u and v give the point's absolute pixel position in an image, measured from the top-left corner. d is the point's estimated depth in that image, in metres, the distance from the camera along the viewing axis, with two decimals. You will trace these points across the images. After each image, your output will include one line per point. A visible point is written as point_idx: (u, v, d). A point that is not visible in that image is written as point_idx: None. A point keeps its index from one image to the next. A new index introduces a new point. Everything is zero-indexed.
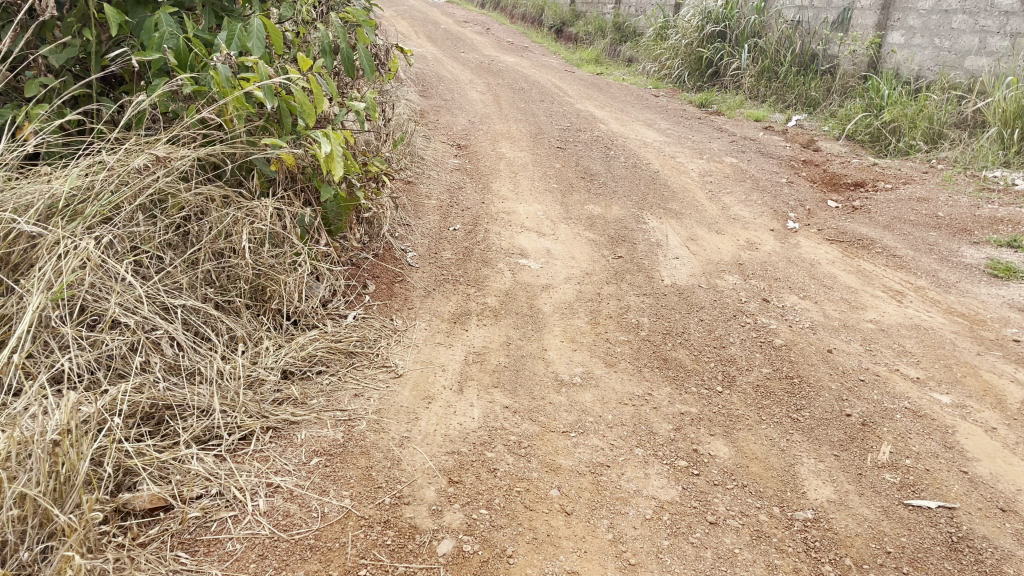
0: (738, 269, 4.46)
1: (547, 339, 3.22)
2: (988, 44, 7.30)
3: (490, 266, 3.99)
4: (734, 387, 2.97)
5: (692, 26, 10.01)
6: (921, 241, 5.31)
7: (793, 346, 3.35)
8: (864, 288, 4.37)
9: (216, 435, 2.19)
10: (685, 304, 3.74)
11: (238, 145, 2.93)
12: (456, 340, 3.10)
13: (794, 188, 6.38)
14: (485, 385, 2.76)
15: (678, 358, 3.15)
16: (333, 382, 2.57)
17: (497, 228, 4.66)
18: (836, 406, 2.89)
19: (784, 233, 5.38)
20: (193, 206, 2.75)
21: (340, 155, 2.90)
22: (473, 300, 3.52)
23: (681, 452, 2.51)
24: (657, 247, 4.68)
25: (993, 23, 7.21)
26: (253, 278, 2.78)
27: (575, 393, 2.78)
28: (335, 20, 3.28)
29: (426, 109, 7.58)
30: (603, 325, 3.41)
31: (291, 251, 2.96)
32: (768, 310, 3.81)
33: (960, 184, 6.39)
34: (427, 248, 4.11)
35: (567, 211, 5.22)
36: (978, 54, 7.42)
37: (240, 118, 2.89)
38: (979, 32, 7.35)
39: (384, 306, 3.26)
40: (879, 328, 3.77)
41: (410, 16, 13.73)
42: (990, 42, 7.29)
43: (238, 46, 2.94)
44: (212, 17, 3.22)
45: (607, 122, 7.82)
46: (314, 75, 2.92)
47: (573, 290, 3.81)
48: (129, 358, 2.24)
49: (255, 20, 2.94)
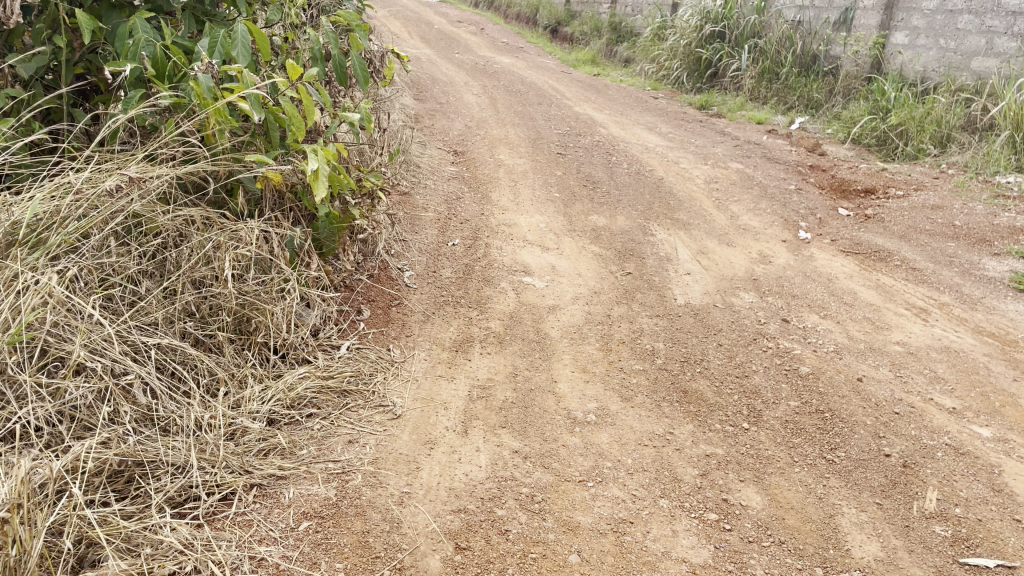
0: (753, 286, 4.23)
1: (556, 369, 2.98)
2: (995, 44, 7.14)
3: (492, 286, 3.75)
4: (761, 424, 2.74)
5: (691, 26, 9.75)
6: (939, 253, 5.09)
7: (820, 374, 3.11)
8: (886, 305, 4.15)
9: (193, 496, 1.95)
10: (701, 326, 3.51)
11: (221, 162, 2.69)
12: (459, 372, 2.86)
13: (803, 195, 6.15)
14: (491, 425, 2.52)
15: (698, 390, 2.92)
16: (325, 428, 2.33)
17: (499, 242, 4.43)
18: (873, 444, 2.66)
19: (797, 244, 5.15)
20: (171, 231, 2.52)
21: (327, 174, 2.60)
22: (475, 325, 3.28)
23: (710, 503, 2.27)
24: (666, 261, 4.44)
25: (1000, 23, 7.05)
26: (237, 309, 2.54)
27: (590, 433, 2.55)
28: (327, 25, 3.04)
29: (421, 114, 7.33)
30: (616, 351, 3.18)
31: (278, 277, 2.71)
32: (789, 333, 3.58)
33: (973, 190, 6.17)
34: (425, 266, 3.87)
35: (571, 222, 4.99)
36: (985, 55, 7.25)
37: (223, 132, 2.65)
38: (986, 33, 7.19)
39: (380, 335, 3.02)
40: (907, 351, 3.55)
41: (403, 16, 13.47)
42: (997, 43, 7.10)
43: (221, 54, 2.72)
44: (194, 22, 2.99)
45: (607, 126, 7.58)
46: (303, 85, 2.67)
47: (581, 312, 3.57)
48: (95, 408, 1.99)
49: (239, 26, 2.72)
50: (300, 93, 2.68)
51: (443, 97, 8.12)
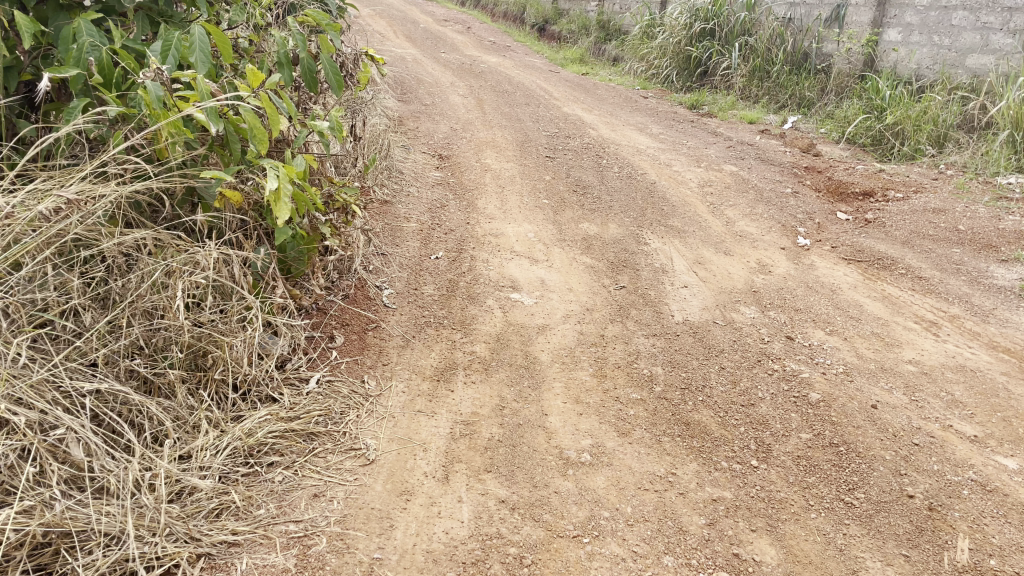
0: (754, 299, 3.99)
1: (547, 400, 2.73)
2: (990, 41, 6.94)
3: (478, 304, 3.50)
4: (772, 460, 2.50)
5: (680, 24, 9.51)
6: (944, 260, 4.87)
7: (832, 402, 2.87)
8: (893, 319, 3.92)
9: (130, 572, 1.70)
10: (702, 347, 3.27)
11: (174, 179, 2.44)
12: (440, 406, 2.61)
13: (800, 199, 5.92)
14: (475, 468, 2.28)
15: (702, 423, 2.68)
16: (288, 481, 2.08)
17: (485, 255, 4.18)
18: (894, 484, 2.43)
19: (796, 252, 4.93)
20: (116, 257, 2.28)
21: (289, 194, 2.39)
22: (459, 350, 3.03)
23: (719, 560, 2.05)
24: (662, 273, 4.21)
25: (996, 20, 6.86)
26: (191, 344, 2.29)
27: (584, 476, 2.31)
28: (293, 26, 2.79)
29: (404, 116, 7.07)
30: (612, 377, 2.94)
31: (238, 304, 2.46)
32: (795, 352, 3.35)
33: (974, 192, 5.96)
34: (406, 283, 3.62)
35: (561, 231, 4.74)
36: (981, 52, 7.05)
37: (176, 146, 2.41)
38: (981, 30, 6.99)
39: (354, 365, 2.76)
40: (920, 372, 3.32)
41: (388, 15, 13.18)
42: (993, 40, 6.91)
43: (175, 58, 2.46)
44: (148, 24, 2.73)
45: (597, 127, 7.33)
46: (265, 95, 2.44)
47: (573, 332, 3.32)
48: (18, 468, 1.73)
49: (196, 27, 2.47)
50: (262, 102, 2.45)
51: (428, 98, 7.86)
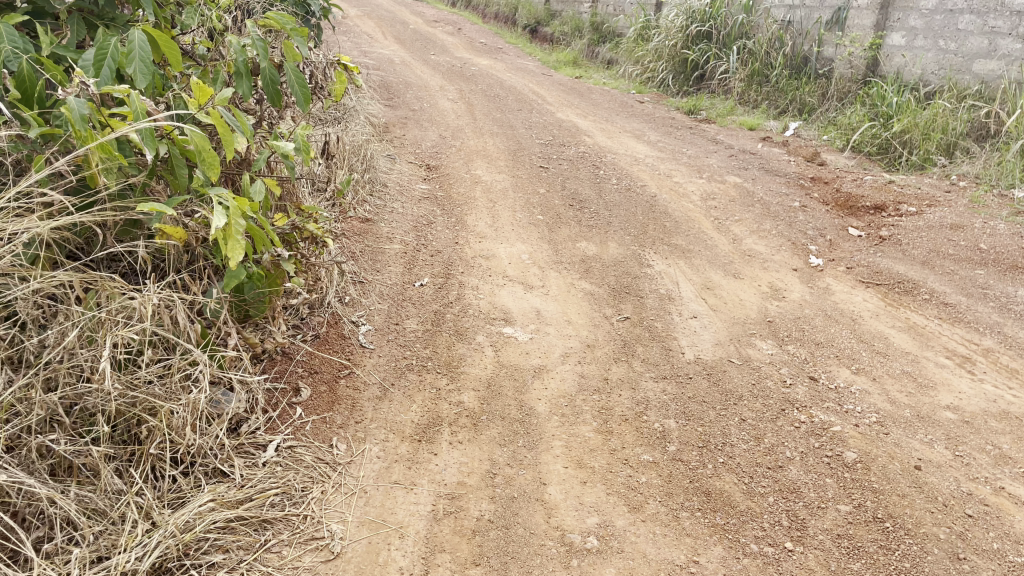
0: (770, 331, 3.64)
1: (545, 464, 2.37)
2: (998, 46, 6.56)
3: (466, 341, 3.13)
4: (808, 541, 2.15)
5: (676, 26, 9.14)
6: (969, 283, 4.53)
7: (871, 464, 2.51)
8: (923, 354, 3.57)
9: None
10: (718, 393, 2.91)
11: (108, 211, 2.08)
12: (421, 475, 2.25)
13: (809, 213, 5.57)
14: (461, 563, 1.93)
15: (724, 492, 2.31)
16: None
17: (474, 280, 3.81)
18: (952, 572, 2.08)
19: (809, 273, 4.57)
20: (33, 309, 1.91)
21: (243, 231, 2.03)
22: (444, 400, 2.66)
23: None
24: (668, 300, 3.85)
25: (1004, 23, 6.47)
26: (121, 413, 1.93)
27: (591, 569, 1.95)
28: (250, 30, 2.43)
29: (391, 123, 6.70)
30: (619, 433, 2.57)
31: (182, 360, 2.10)
32: (822, 398, 2.98)
33: (991, 206, 5.61)
34: (386, 316, 3.24)
35: (557, 252, 4.38)
36: (988, 57, 6.67)
37: (109, 173, 2.04)
38: (988, 34, 6.61)
39: (322, 425, 2.40)
40: (961, 421, 2.96)
41: (377, 15, 12.79)
42: (1000, 45, 6.53)
43: (111, 68, 2.09)
44: (85, 28, 2.35)
45: (593, 134, 6.97)
46: (216, 112, 2.08)
47: (573, 375, 2.96)
48: None
49: (136, 32, 2.09)
50: (213, 120, 2.08)
51: (416, 103, 7.50)
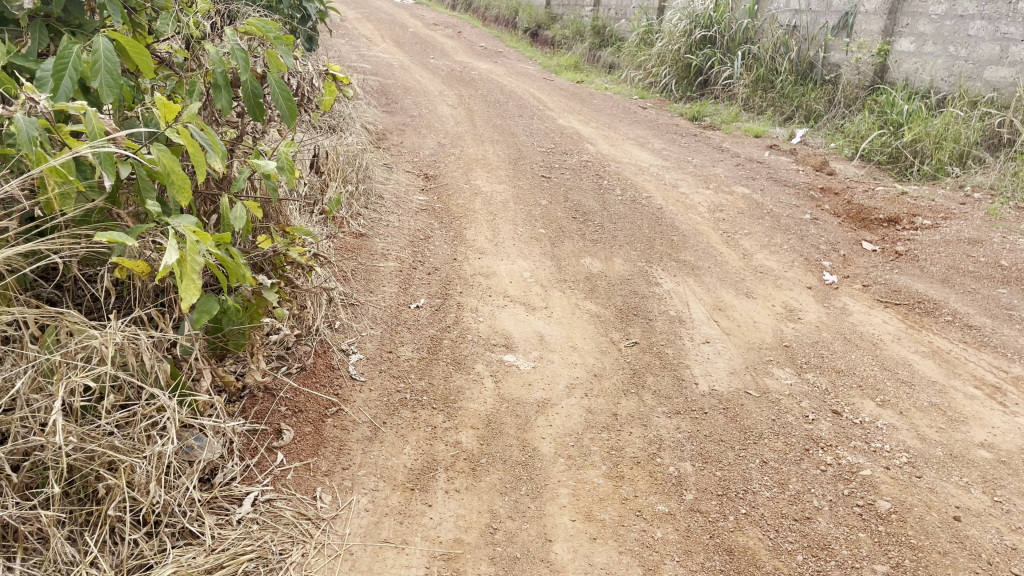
0: (787, 358, 3.42)
1: (550, 516, 2.16)
2: (1010, 53, 6.30)
3: (464, 371, 2.91)
4: None
5: (680, 31, 8.92)
6: (992, 303, 4.30)
7: (906, 515, 2.30)
8: (949, 383, 3.35)
9: None
10: (736, 430, 2.69)
11: (64, 239, 1.87)
12: (414, 532, 2.04)
13: (821, 226, 5.36)
14: None
15: (748, 550, 2.10)
16: None
17: (473, 301, 3.60)
18: None
19: (824, 291, 4.36)
20: None
21: (199, 268, 1.80)
22: (440, 440, 2.45)
23: None
24: (678, 323, 3.63)
25: (1017, 30, 6.22)
26: (76, 469, 1.72)
27: None
28: (231, 38, 2.22)
29: (388, 130, 6.49)
30: (630, 478, 2.36)
31: (148, 406, 1.88)
32: (847, 435, 2.77)
33: (1008, 219, 5.39)
34: (379, 343, 3.03)
35: (559, 269, 4.17)
36: (999, 64, 6.41)
37: (63, 199, 1.83)
38: (1000, 40, 6.37)
39: (305, 473, 2.19)
40: (997, 460, 2.73)
41: (376, 18, 12.57)
42: (1012, 51, 6.27)
43: (72, 80, 1.88)
44: (48, 35, 2.14)
45: (595, 141, 6.76)
46: (186, 131, 1.87)
47: (579, 409, 2.74)
48: None
49: (101, 40, 1.88)
50: (182, 140, 1.87)
51: (415, 109, 7.29)
